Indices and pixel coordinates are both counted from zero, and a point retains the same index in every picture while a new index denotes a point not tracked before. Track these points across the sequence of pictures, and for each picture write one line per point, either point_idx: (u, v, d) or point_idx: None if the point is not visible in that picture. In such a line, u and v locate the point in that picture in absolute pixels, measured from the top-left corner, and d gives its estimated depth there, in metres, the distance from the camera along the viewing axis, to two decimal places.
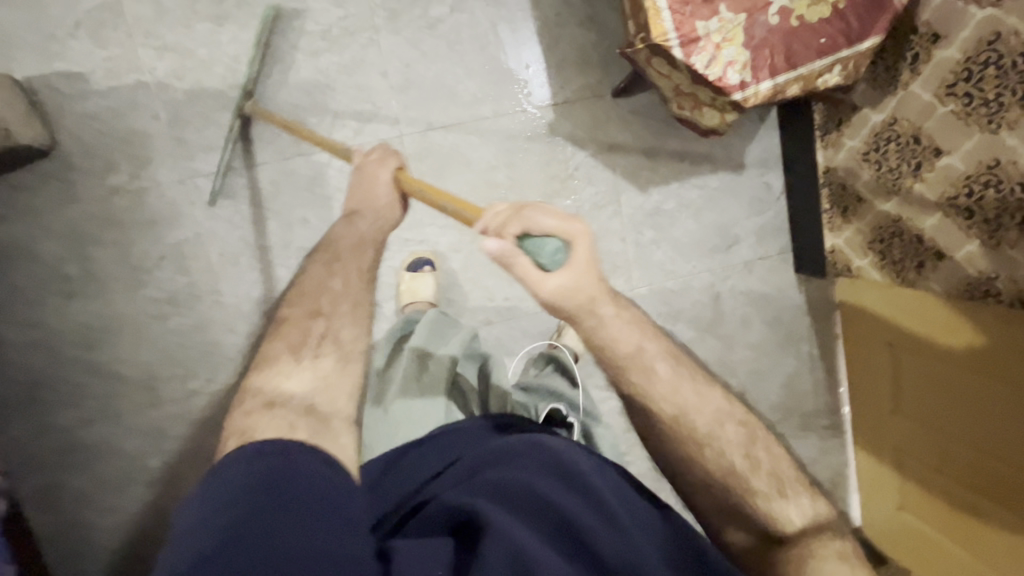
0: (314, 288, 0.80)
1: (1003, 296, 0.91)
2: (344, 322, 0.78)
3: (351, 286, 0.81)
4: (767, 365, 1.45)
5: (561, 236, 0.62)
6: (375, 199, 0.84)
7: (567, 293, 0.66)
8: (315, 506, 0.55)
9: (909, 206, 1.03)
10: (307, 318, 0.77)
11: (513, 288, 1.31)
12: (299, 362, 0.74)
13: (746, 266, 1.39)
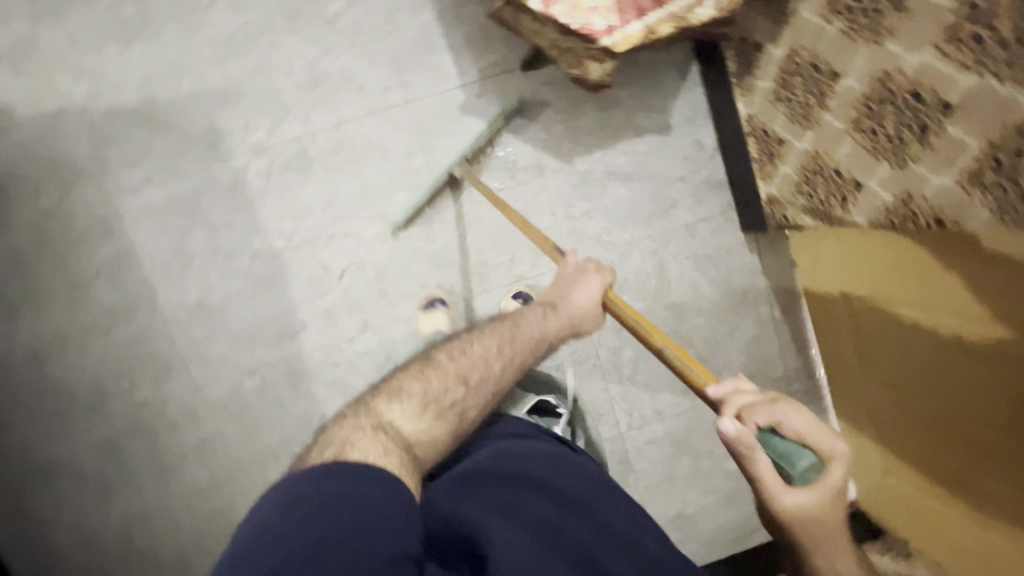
0: (475, 358, 0.82)
1: (919, 217, 0.83)
2: (472, 400, 0.79)
3: (502, 369, 0.84)
4: (723, 330, 1.39)
5: (813, 447, 0.54)
6: (578, 307, 0.94)
7: (811, 519, 0.55)
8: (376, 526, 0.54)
9: (822, 138, 0.97)
10: (456, 381, 0.79)
11: (445, 275, 1.29)
12: (422, 410, 0.76)
13: (688, 229, 1.34)
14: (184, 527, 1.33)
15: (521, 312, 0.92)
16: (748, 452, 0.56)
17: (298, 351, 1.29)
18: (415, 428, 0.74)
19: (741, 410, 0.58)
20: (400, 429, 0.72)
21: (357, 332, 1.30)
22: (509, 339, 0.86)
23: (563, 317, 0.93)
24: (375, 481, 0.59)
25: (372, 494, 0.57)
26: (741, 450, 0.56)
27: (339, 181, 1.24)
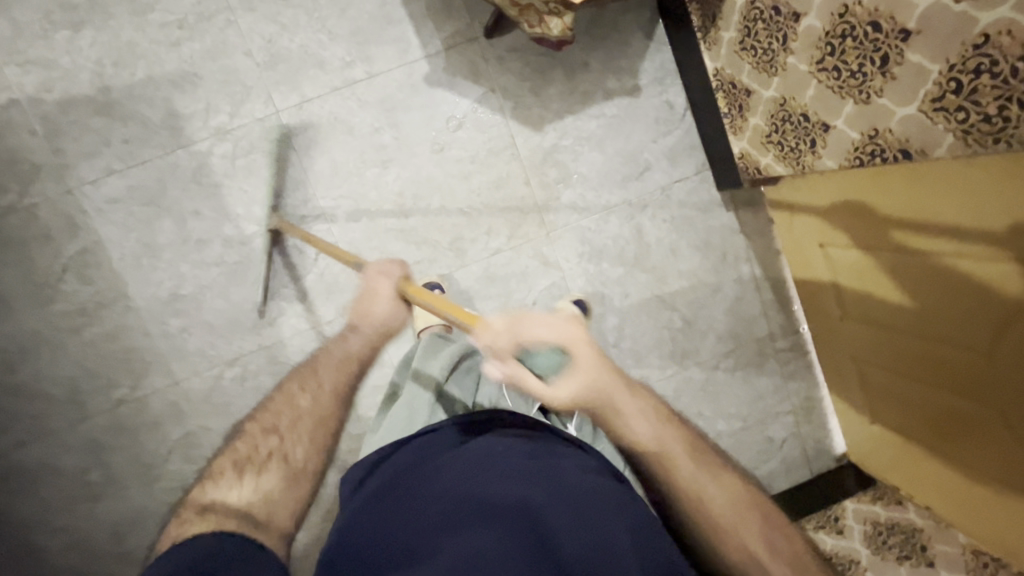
0: (274, 411, 0.90)
1: (886, 153, 0.83)
2: (296, 443, 0.87)
3: (320, 404, 0.91)
4: (705, 291, 1.39)
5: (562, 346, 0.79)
6: (375, 316, 0.91)
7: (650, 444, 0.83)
8: None
9: (787, 83, 0.96)
10: (262, 437, 0.87)
11: (421, 252, 1.28)
12: (239, 479, 0.82)
13: (663, 191, 1.33)
14: (175, 524, 1.30)
15: (331, 343, 0.97)
16: (518, 378, 0.75)
17: (278, 338, 1.27)
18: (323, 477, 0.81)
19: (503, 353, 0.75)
20: (229, 505, 0.78)
21: (336, 315, 1.28)
22: (307, 375, 0.94)
23: (367, 334, 0.93)
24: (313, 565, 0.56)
25: None
26: (511, 375, 0.75)
27: (307, 162, 1.21)
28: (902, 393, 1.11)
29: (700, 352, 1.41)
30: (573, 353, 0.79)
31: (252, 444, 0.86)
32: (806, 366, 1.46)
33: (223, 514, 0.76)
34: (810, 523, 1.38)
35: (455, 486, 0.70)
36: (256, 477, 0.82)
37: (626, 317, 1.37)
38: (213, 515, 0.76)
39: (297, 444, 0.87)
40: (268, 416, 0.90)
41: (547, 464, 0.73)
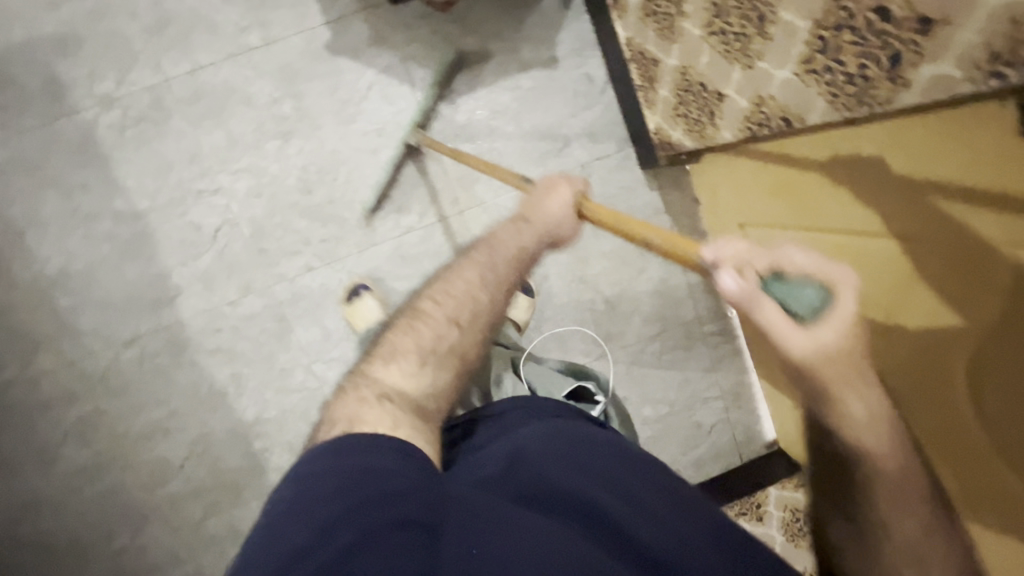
0: (458, 296, 0.77)
1: (772, 121, 0.78)
2: (470, 341, 0.76)
3: (491, 300, 0.79)
4: (628, 275, 1.36)
5: (820, 279, 0.56)
6: (523, 250, 0.86)
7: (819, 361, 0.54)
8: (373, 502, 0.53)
9: (685, 49, 0.91)
10: (445, 326, 0.75)
11: (328, 229, 1.22)
12: (419, 366, 0.72)
13: (584, 168, 1.27)
14: (74, 510, 1.26)
15: (493, 236, 0.85)
16: (754, 301, 0.57)
17: (177, 318, 1.22)
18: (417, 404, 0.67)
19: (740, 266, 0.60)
20: (402, 392, 0.70)
21: (239, 294, 1.23)
22: (490, 268, 0.80)
23: (513, 246, 0.85)
24: (386, 450, 0.59)
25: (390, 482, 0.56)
26: (750, 297, 0.57)
27: (201, 132, 1.15)
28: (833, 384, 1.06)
29: (624, 335, 1.38)
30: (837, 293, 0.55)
31: (435, 329, 0.74)
32: (735, 351, 1.43)
33: (402, 403, 0.68)
34: (731, 509, 1.33)
35: (493, 477, 0.59)
36: (425, 371, 0.72)
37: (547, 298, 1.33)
38: (391, 404, 0.67)
39: (467, 342, 0.76)
40: (446, 301, 0.77)
41: (598, 448, 0.65)
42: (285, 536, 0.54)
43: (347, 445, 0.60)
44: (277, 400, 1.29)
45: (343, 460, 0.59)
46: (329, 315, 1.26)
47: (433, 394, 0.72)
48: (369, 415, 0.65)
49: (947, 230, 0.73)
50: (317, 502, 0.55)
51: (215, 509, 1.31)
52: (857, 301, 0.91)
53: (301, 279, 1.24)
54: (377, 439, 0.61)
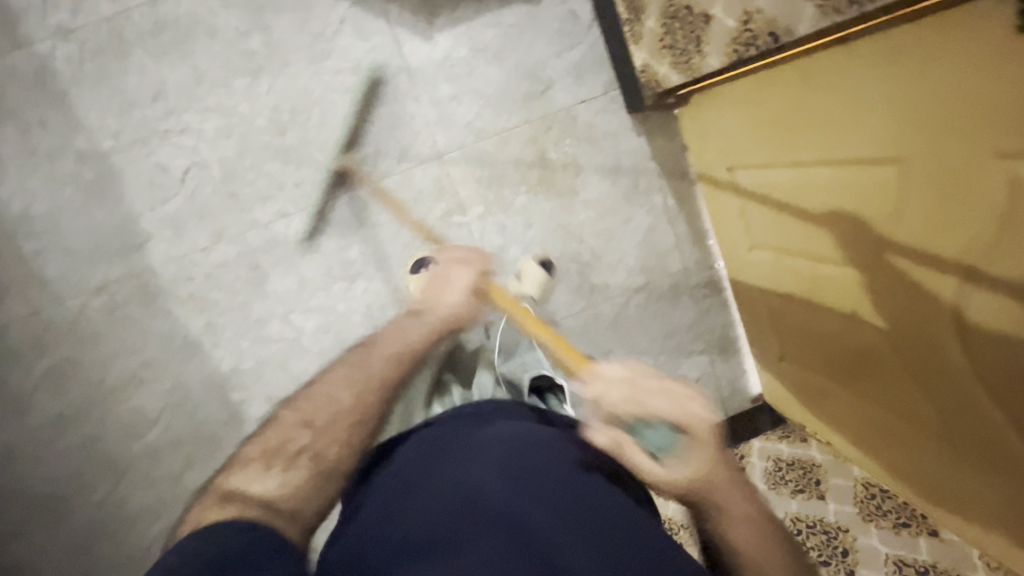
0: (319, 401, 0.74)
1: (757, 38, 0.82)
2: (332, 443, 0.71)
3: (361, 397, 0.75)
4: (614, 225, 1.32)
5: (683, 427, 0.65)
6: (449, 306, 0.89)
7: (690, 486, 0.66)
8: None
9: None
10: (297, 428, 0.72)
11: (302, 173, 1.18)
12: (269, 469, 0.68)
13: (569, 111, 1.24)
14: (47, 461, 1.24)
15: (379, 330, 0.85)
16: (623, 448, 0.67)
17: (146, 265, 1.18)
18: (268, 488, 0.66)
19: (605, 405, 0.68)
20: (251, 493, 0.65)
21: (211, 241, 1.19)
22: (309, 393, 0.75)
23: (431, 322, 0.88)
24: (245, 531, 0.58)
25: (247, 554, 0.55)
26: (618, 446, 0.67)
27: (164, 68, 1.10)
28: (829, 330, 1.08)
29: (608, 288, 1.35)
30: (688, 433, 0.65)
31: (284, 435, 0.71)
32: (722, 304, 1.41)
33: (251, 502, 0.63)
34: None
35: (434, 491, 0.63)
36: (284, 471, 0.68)
37: (529, 249, 1.30)
38: (238, 502, 0.63)
39: (329, 440, 0.71)
40: (303, 404, 0.74)
41: (511, 453, 0.66)
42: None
43: (217, 529, 0.58)
44: (253, 351, 1.26)
45: (231, 536, 0.57)
46: (305, 263, 1.23)
47: (292, 492, 0.67)
48: (223, 509, 0.62)
49: (938, 162, 0.70)
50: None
51: (194, 461, 1.30)
52: (853, 249, 0.90)
53: (275, 225, 1.20)
54: (220, 527, 0.58)
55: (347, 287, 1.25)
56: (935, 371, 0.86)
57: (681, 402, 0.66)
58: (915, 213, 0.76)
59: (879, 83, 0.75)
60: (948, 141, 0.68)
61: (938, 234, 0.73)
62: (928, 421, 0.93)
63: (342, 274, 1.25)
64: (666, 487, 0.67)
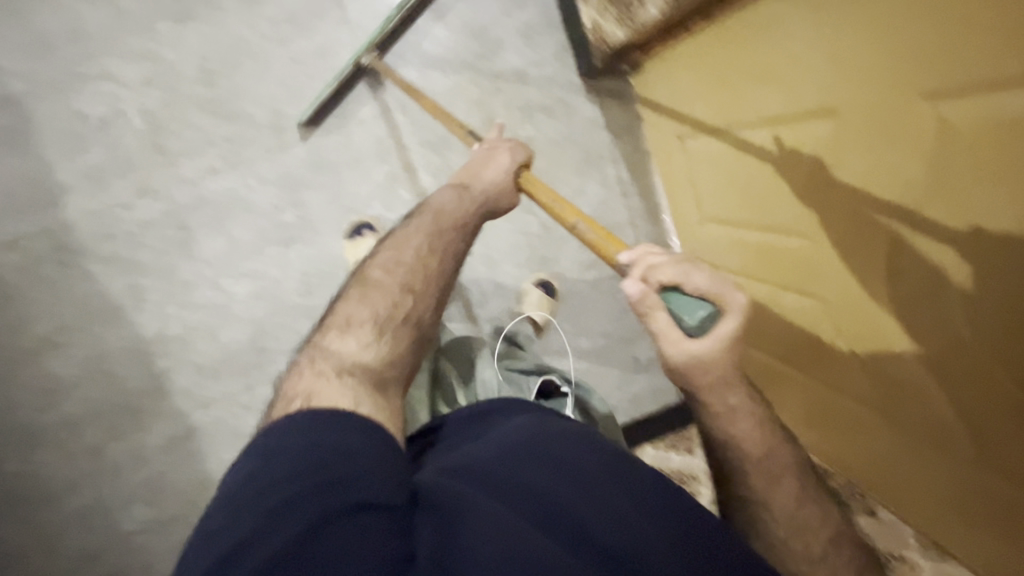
0: (401, 261, 0.76)
1: None
2: (427, 306, 0.75)
3: (428, 258, 0.78)
4: (567, 196, 1.27)
5: (713, 301, 0.55)
6: (491, 182, 0.90)
7: (702, 365, 0.58)
8: (327, 472, 0.50)
9: None
10: (404, 285, 0.74)
11: (233, 127, 1.12)
12: (376, 337, 0.70)
13: (518, 74, 1.19)
14: None
15: (429, 198, 0.87)
16: (650, 306, 0.57)
17: (62, 220, 1.10)
18: (371, 355, 0.68)
19: (646, 271, 0.57)
20: (360, 360, 0.67)
21: (134, 197, 1.12)
22: (429, 258, 0.78)
23: (475, 195, 0.88)
24: (352, 429, 0.55)
25: (347, 445, 0.53)
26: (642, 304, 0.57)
27: (87, 9, 1.05)
28: (774, 304, 1.05)
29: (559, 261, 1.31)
30: (724, 319, 0.55)
31: (389, 295, 0.73)
32: None
33: (364, 380, 0.64)
34: (662, 444, 1.35)
35: (474, 454, 0.56)
36: (378, 342, 0.69)
37: None
38: (354, 376, 0.64)
39: (420, 305, 0.75)
40: (412, 256, 0.77)
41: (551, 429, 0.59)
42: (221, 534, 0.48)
43: (312, 419, 0.56)
44: (180, 317, 1.19)
45: (299, 440, 0.53)
46: (236, 224, 1.16)
47: (394, 361, 0.69)
48: (325, 392, 0.61)
49: (867, 103, 0.67)
50: (268, 486, 0.50)
51: (115, 433, 1.23)
52: (792, 212, 0.88)
53: (204, 182, 1.14)
54: (337, 416, 0.56)
55: (282, 252, 1.19)
56: (868, 336, 0.83)
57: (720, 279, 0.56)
58: (848, 166, 0.72)
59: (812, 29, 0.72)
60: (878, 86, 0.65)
61: (878, 177, 0.68)
62: (863, 393, 0.90)
63: (276, 237, 1.18)
64: (683, 371, 0.59)
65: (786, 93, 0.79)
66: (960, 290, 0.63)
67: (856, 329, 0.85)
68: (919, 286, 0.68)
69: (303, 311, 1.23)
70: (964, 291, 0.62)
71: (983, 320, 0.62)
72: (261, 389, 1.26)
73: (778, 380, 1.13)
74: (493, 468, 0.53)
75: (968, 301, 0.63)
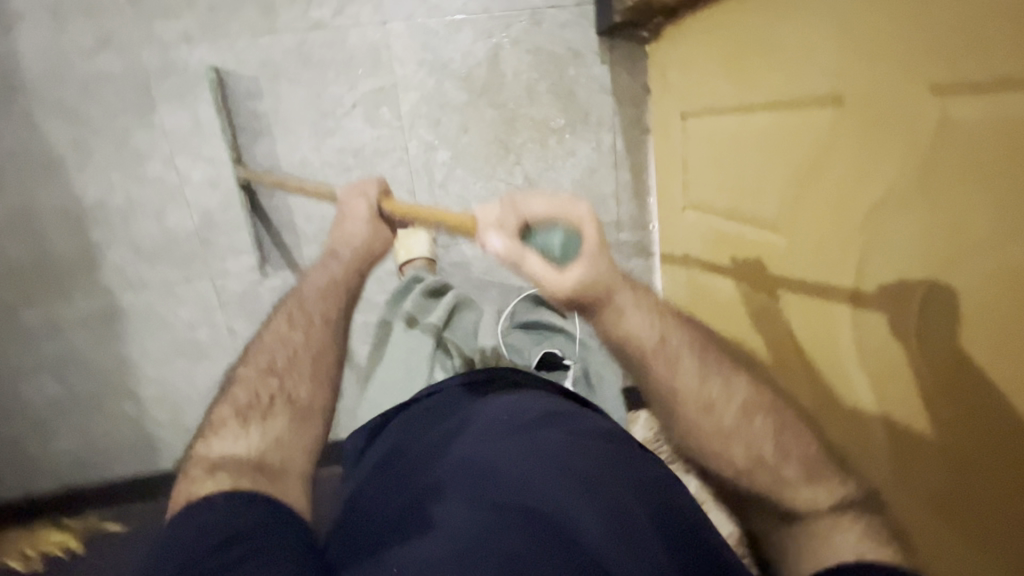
0: (269, 347, 0.77)
1: None
2: (298, 380, 0.76)
3: (310, 332, 0.79)
4: (556, 154, 1.23)
5: (558, 221, 0.71)
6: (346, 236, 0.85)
7: (583, 282, 0.72)
8: (239, 532, 0.56)
9: None
10: (260, 377, 0.75)
11: None
12: (243, 427, 0.70)
13: (532, 14, 1.13)
14: None
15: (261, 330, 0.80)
16: (518, 258, 0.69)
17: (11, 50, 1.01)
18: (248, 447, 0.68)
19: (491, 231, 0.71)
20: (235, 456, 0.67)
21: (95, 45, 1.03)
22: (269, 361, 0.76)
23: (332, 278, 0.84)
24: (257, 505, 0.60)
25: (253, 535, 0.56)
26: (519, 255, 0.68)
27: None
28: (735, 302, 1.03)
29: None
30: (581, 231, 0.72)
31: (251, 390, 0.74)
32: (647, 269, 1.34)
33: (235, 467, 0.65)
34: None
35: (467, 450, 0.64)
36: (256, 431, 0.70)
37: (459, 155, 1.19)
38: (224, 473, 0.64)
39: (296, 387, 0.75)
40: (256, 357, 0.76)
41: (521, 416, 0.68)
42: (226, 535, 0.56)
43: (246, 497, 0.61)
44: (124, 188, 1.11)
45: (225, 509, 0.59)
46: (202, 102, 1.08)
47: (277, 448, 0.70)
48: (206, 485, 0.63)
49: (880, 82, 0.63)
50: (211, 539, 0.55)
51: (31, 295, 1.15)
52: (775, 206, 0.85)
53: (176, 48, 1.05)
54: (238, 493, 0.61)
55: (247, 143, 1.12)
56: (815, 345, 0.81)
57: (557, 206, 0.72)
58: (842, 158, 0.70)
59: (837, 7, 0.68)
60: (896, 72, 0.61)
61: (877, 158, 0.65)
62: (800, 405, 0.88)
63: (243, 126, 1.11)
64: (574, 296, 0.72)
65: (802, 67, 0.75)
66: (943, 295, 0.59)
67: (803, 334, 0.83)
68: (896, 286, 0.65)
69: (258, 211, 1.17)
70: (948, 294, 0.58)
71: (951, 325, 0.58)
72: (197, 283, 1.20)
73: None
74: (487, 463, 0.62)
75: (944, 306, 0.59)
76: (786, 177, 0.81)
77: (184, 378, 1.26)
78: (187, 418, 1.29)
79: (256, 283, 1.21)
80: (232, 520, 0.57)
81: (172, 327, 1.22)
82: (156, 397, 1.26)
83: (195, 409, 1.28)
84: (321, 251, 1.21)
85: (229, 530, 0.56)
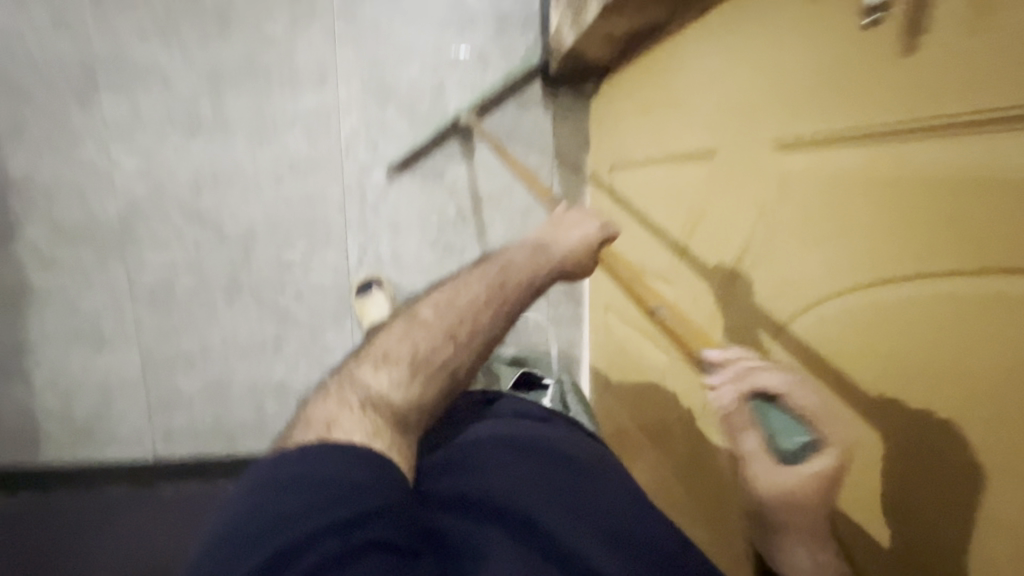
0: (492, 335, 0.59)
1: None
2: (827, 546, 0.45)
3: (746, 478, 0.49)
4: (492, 192, 1.24)
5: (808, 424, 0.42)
6: (570, 248, 0.68)
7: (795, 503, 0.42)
8: (317, 497, 0.40)
9: None
10: (440, 337, 0.56)
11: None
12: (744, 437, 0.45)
13: (481, 56, 1.17)
14: None
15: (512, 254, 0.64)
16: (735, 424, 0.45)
17: None
18: (401, 398, 0.52)
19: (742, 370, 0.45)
20: (385, 403, 0.51)
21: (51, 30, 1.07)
22: (467, 325, 0.57)
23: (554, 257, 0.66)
24: (335, 456, 0.43)
25: (332, 479, 0.41)
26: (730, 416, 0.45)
27: None
28: (638, 356, 1.02)
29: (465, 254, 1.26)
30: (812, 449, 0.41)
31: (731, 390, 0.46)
32: (575, 319, 1.32)
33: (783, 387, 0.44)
34: None
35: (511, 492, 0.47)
36: (411, 382, 0.53)
37: (393, 178, 1.21)
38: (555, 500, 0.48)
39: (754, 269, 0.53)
40: (433, 308, 0.57)
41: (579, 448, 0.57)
42: (343, 492, 0.41)
43: (320, 448, 0.44)
44: (55, 165, 1.12)
45: (318, 466, 0.42)
46: (147, 96, 1.11)
47: (420, 408, 0.53)
48: (348, 424, 0.47)
49: (734, 155, 0.66)
50: (274, 522, 0.39)
51: None
52: (662, 257, 0.88)
53: (129, 41, 1.09)
54: (311, 449, 0.44)
55: (183, 140, 1.14)
56: (695, 401, 0.79)
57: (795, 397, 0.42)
58: (710, 201, 0.71)
59: (710, 81, 0.71)
60: (754, 105, 0.62)
61: (730, 224, 0.67)
62: (679, 461, 0.86)
63: (183, 123, 1.13)
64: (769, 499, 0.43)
65: (683, 137, 0.78)
66: (828, 297, 0.53)
67: (683, 396, 0.83)
68: (770, 310, 0.61)
69: (184, 207, 1.17)
70: (833, 292, 0.52)
71: (827, 334, 0.53)
72: (112, 271, 1.18)
73: (623, 439, 1.10)
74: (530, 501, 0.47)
75: (811, 322, 0.55)
76: (677, 227, 0.83)
77: (80, 366, 1.21)
78: (76, 410, 1.23)
79: (173, 279, 1.20)
80: (376, 483, 0.42)
81: (78, 312, 1.19)
82: (48, 382, 1.21)
83: (86, 401, 1.23)
84: (242, 255, 1.20)
85: (370, 496, 0.41)
